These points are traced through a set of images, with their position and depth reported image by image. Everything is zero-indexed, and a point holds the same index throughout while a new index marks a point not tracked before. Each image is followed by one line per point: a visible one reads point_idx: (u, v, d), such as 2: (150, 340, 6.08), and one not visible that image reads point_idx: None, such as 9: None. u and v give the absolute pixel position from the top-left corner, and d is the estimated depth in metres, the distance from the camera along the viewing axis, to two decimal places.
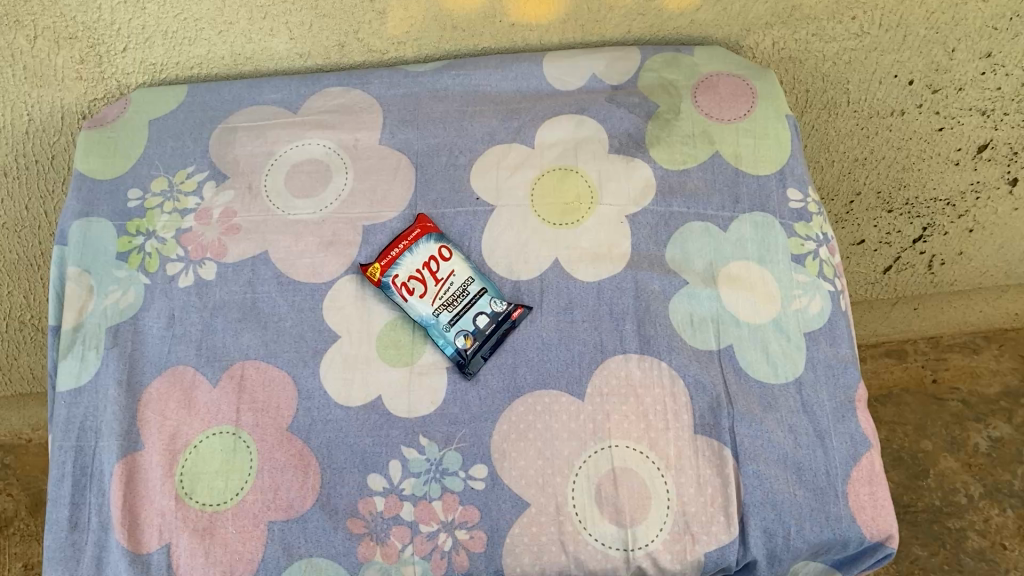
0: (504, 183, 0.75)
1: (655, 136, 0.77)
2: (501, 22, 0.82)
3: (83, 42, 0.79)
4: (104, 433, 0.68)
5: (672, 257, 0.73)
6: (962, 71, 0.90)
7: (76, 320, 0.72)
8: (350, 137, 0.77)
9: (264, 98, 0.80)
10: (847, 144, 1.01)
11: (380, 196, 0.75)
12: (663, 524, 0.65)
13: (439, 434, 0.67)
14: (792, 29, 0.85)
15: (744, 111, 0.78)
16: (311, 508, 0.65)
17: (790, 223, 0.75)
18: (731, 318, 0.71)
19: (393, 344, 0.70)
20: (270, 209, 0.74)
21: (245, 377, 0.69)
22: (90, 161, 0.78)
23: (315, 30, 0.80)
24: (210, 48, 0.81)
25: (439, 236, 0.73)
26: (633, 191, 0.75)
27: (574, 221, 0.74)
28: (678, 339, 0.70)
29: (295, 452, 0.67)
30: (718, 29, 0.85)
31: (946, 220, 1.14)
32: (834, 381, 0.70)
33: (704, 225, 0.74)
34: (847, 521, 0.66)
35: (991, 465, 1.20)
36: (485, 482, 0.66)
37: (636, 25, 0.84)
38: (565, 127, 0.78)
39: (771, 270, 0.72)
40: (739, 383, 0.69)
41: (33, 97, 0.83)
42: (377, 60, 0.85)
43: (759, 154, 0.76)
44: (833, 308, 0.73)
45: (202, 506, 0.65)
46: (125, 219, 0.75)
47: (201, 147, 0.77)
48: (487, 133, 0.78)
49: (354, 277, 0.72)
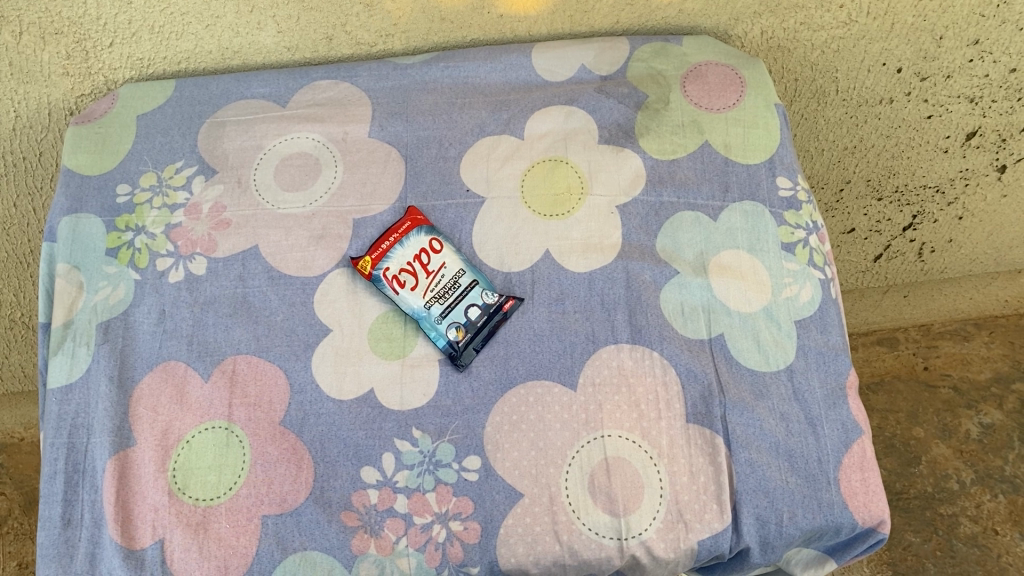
0: (494, 175, 0.75)
1: (645, 127, 0.77)
2: (489, 14, 0.81)
3: (69, 38, 0.78)
4: (96, 429, 0.68)
5: (663, 247, 0.73)
6: (950, 58, 0.90)
7: (65, 316, 0.72)
8: (340, 131, 0.77)
9: (252, 92, 0.80)
10: (837, 133, 1.01)
11: (370, 189, 0.75)
12: (656, 514, 0.65)
13: (433, 426, 0.67)
14: (780, 18, 0.85)
15: (733, 100, 0.78)
16: (305, 502, 0.65)
17: (780, 211, 0.75)
18: (723, 307, 0.71)
19: (386, 337, 0.70)
20: (259, 204, 0.74)
21: (237, 371, 0.69)
22: (78, 157, 0.77)
23: (303, 23, 0.80)
24: (197, 43, 0.81)
25: (430, 228, 0.73)
26: (624, 181, 0.75)
27: (565, 212, 0.74)
28: (669, 329, 0.70)
29: (288, 446, 0.67)
30: (707, 18, 0.85)
31: (935, 208, 1.14)
32: (825, 369, 0.70)
33: (695, 214, 0.74)
34: (840, 508, 0.67)
35: (982, 451, 1.21)
36: (479, 473, 0.66)
37: (625, 15, 0.84)
38: (555, 118, 0.77)
39: (762, 259, 0.73)
40: (730, 371, 0.69)
41: (19, 93, 0.82)
42: (365, 53, 0.84)
43: (749, 143, 0.77)
44: (824, 296, 0.73)
45: (196, 501, 0.65)
46: (114, 215, 0.75)
47: (189, 143, 0.77)
48: (477, 125, 0.77)
49: (345, 271, 0.72)
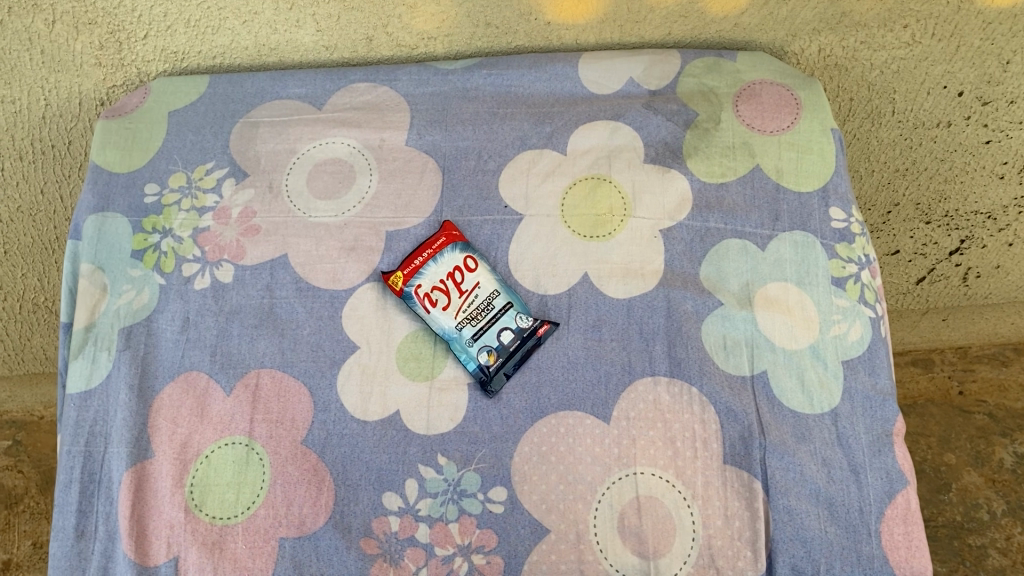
0: (533, 191, 0.72)
1: (693, 147, 0.74)
2: (536, 21, 0.78)
3: (103, 28, 0.76)
4: (114, 439, 0.66)
5: (706, 275, 0.70)
6: (1015, 83, 0.86)
7: (87, 319, 0.70)
8: (377, 137, 0.74)
9: (289, 92, 0.77)
10: (889, 155, 0.97)
11: (405, 201, 0.72)
12: (688, 558, 0.62)
13: (458, 453, 0.65)
14: (840, 36, 0.81)
15: (787, 123, 0.75)
16: (324, 526, 0.63)
17: (832, 243, 0.71)
18: (767, 342, 0.68)
19: (414, 357, 0.68)
20: (290, 211, 0.72)
21: (260, 386, 0.67)
22: (107, 153, 0.75)
23: (343, 23, 0.77)
24: (234, 38, 0.78)
25: (464, 245, 0.70)
26: (669, 204, 0.71)
27: (606, 233, 0.71)
28: (710, 363, 0.67)
29: (309, 467, 0.64)
30: (763, 34, 0.81)
31: (985, 233, 1.10)
32: (871, 414, 0.67)
33: (742, 242, 0.71)
34: (880, 562, 0.63)
35: (1016, 482, 1.17)
36: (504, 505, 0.64)
37: (677, 27, 0.80)
38: (600, 133, 0.74)
39: (810, 293, 0.69)
40: (773, 413, 0.66)
41: (50, 82, 0.80)
42: (405, 55, 0.81)
43: (802, 169, 0.73)
44: (874, 335, 0.69)
45: (212, 519, 0.63)
46: (142, 215, 0.72)
47: (221, 143, 0.75)
48: (518, 138, 0.74)
49: (375, 285, 0.70)
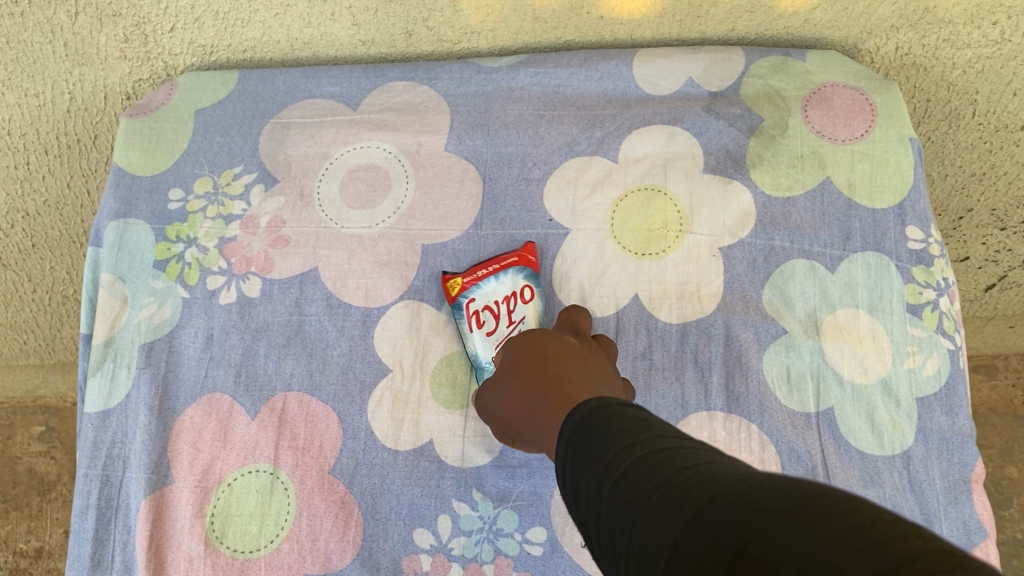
0: (581, 204, 0.67)
1: (757, 155, 0.67)
2: (588, 15, 0.72)
3: (128, 21, 0.72)
4: (132, 464, 0.63)
5: (769, 299, 0.64)
6: None
7: (107, 334, 0.66)
8: (414, 141, 0.69)
9: (322, 90, 0.72)
10: (964, 159, 0.86)
11: (442, 212, 0.67)
12: None
13: (494, 489, 0.60)
14: (920, 33, 0.73)
15: (861, 131, 0.67)
16: (350, 564, 0.59)
17: (908, 266, 0.65)
18: (835, 376, 0.62)
19: (449, 382, 0.63)
20: (322, 221, 0.67)
21: (286, 411, 0.63)
22: (130, 155, 0.71)
23: (380, 16, 0.72)
24: (265, 31, 0.74)
25: (531, 274, 0.64)
26: (729, 220, 0.66)
27: (659, 251, 0.66)
28: (771, 398, 0.62)
29: (337, 500, 0.60)
30: (836, 31, 0.74)
31: None
32: (947, 457, 0.61)
33: (810, 264, 0.65)
34: None
35: None
36: (543, 547, 0.59)
37: (742, 23, 0.74)
38: (655, 139, 0.68)
39: (883, 322, 0.63)
40: (838, 455, 0.61)
41: (75, 75, 0.77)
42: (447, 50, 0.76)
43: (877, 183, 0.66)
44: (954, 370, 0.63)
45: (233, 552, 0.60)
46: (165, 222, 0.68)
47: (249, 146, 0.70)
48: (566, 143, 0.69)
49: (411, 303, 0.65)
